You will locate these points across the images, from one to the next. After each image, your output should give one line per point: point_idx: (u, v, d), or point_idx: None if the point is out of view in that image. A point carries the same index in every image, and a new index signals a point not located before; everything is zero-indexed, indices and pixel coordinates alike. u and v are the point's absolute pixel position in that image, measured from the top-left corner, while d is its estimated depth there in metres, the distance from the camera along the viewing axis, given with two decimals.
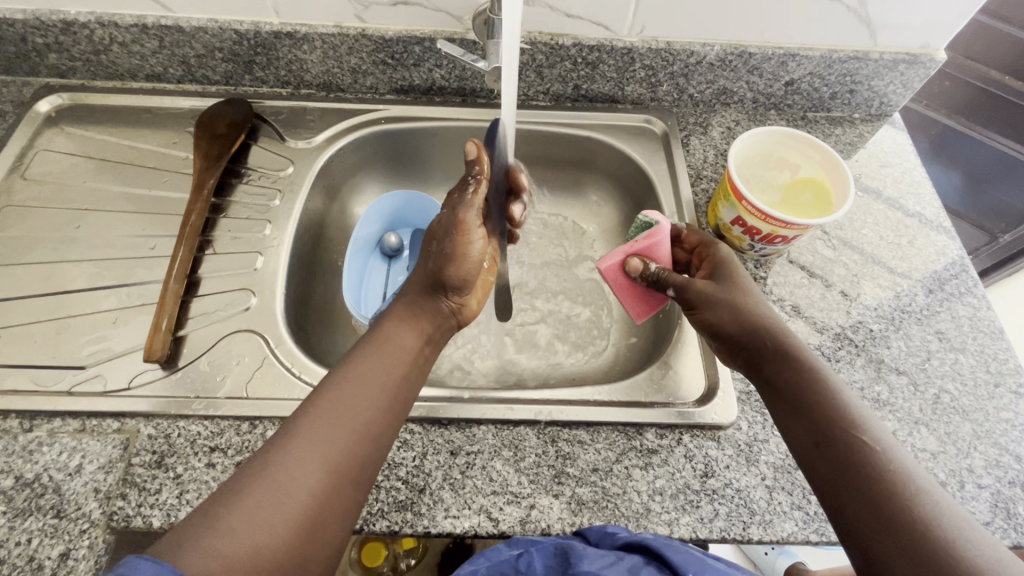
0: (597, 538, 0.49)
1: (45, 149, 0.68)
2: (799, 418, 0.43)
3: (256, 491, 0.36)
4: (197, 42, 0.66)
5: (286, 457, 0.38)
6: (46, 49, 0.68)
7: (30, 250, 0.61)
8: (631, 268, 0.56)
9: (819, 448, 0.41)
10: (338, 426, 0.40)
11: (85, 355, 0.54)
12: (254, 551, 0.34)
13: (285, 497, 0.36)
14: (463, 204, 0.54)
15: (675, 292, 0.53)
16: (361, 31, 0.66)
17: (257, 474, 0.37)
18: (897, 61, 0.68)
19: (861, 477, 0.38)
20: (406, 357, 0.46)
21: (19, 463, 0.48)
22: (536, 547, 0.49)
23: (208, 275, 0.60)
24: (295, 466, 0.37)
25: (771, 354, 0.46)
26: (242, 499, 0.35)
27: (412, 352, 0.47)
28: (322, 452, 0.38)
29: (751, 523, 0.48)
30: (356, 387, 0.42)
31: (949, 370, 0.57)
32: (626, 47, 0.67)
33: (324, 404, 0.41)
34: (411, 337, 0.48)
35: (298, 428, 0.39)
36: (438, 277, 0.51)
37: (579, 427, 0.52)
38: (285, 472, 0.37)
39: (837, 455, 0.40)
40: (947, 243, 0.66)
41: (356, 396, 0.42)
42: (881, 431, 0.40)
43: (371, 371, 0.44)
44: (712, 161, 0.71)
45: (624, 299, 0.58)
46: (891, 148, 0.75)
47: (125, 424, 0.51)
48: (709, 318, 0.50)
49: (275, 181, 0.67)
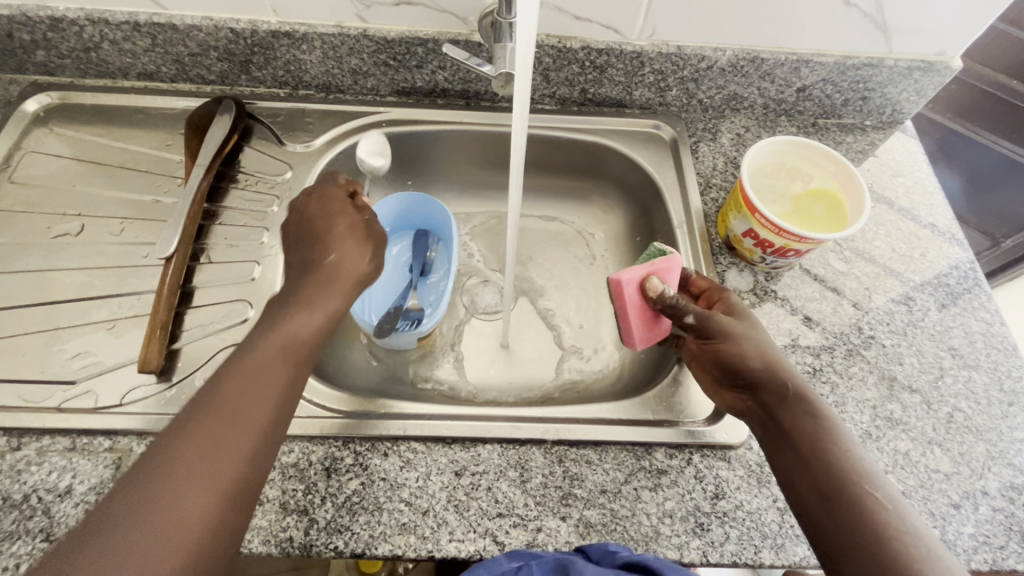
0: (599, 556, 0.44)
1: (32, 149, 0.66)
2: (804, 466, 0.42)
3: (149, 488, 0.36)
4: (192, 41, 0.64)
5: (155, 464, 0.37)
6: (32, 46, 0.65)
7: (15, 259, 0.58)
8: (652, 289, 0.52)
9: (822, 498, 0.40)
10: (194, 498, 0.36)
11: (75, 369, 0.52)
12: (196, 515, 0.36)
13: (181, 486, 0.37)
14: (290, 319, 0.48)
15: (694, 320, 0.51)
16: (363, 31, 0.63)
17: (167, 447, 0.38)
18: (912, 68, 0.67)
19: (865, 534, 0.37)
20: (271, 375, 0.43)
21: (6, 483, 0.46)
22: (535, 562, 0.42)
23: (202, 285, 0.58)
24: (186, 461, 0.38)
25: (786, 403, 0.44)
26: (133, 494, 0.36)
27: (274, 399, 0.43)
28: (213, 420, 0.40)
29: (763, 547, 0.47)
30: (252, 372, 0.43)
31: (962, 389, 0.56)
32: (636, 51, 0.65)
33: (198, 423, 0.40)
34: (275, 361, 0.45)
35: (137, 475, 0.37)
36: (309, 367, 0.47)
37: (586, 446, 0.51)
38: (170, 458, 0.38)
39: (841, 509, 0.38)
40: (959, 256, 0.65)
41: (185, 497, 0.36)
42: (892, 490, 0.39)
43: (238, 369, 0.43)
44: (722, 169, 0.70)
45: (631, 321, 0.55)
46: (903, 157, 0.73)
47: (117, 443, 0.49)
48: (720, 354, 0.49)
49: (272, 186, 0.65)
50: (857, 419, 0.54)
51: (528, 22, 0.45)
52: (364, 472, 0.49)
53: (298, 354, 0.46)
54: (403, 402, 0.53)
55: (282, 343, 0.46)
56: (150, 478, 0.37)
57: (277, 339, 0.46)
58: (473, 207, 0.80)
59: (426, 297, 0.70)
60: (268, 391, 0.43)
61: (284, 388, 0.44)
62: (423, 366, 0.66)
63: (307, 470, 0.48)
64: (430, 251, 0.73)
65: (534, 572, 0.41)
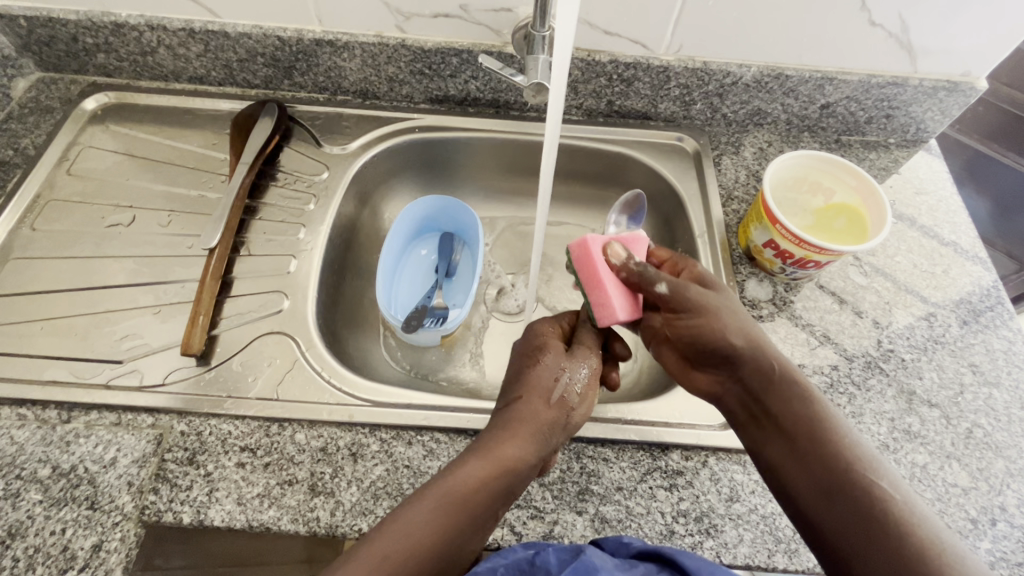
0: (613, 547, 0.45)
1: (88, 145, 0.70)
2: (810, 467, 0.42)
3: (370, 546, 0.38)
4: (241, 47, 0.68)
5: (410, 514, 0.40)
6: (95, 50, 0.70)
7: (70, 246, 0.62)
8: (615, 255, 0.52)
9: (832, 501, 0.40)
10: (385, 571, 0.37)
11: (122, 349, 0.55)
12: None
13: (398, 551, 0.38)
14: (555, 367, 0.49)
15: (668, 288, 0.49)
16: (401, 41, 0.66)
17: (406, 509, 0.40)
18: (937, 88, 0.67)
19: (870, 524, 0.38)
20: (497, 476, 0.42)
21: (55, 453, 0.49)
22: (550, 547, 0.43)
23: (241, 276, 0.61)
24: (401, 523, 0.39)
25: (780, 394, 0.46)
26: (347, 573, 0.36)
27: (490, 492, 0.42)
28: (432, 509, 0.40)
29: (776, 551, 0.48)
30: (486, 444, 0.44)
31: (982, 405, 0.56)
32: (662, 65, 0.67)
33: (429, 493, 0.41)
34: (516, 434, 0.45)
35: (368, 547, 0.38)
36: (563, 416, 0.47)
37: (604, 444, 0.53)
38: (393, 526, 0.39)
39: (843, 502, 0.40)
40: (982, 274, 0.65)
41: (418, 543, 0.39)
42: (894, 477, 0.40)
43: (489, 448, 0.44)
44: (744, 182, 0.71)
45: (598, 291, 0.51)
46: (926, 175, 0.74)
47: (158, 420, 0.52)
48: (697, 329, 0.48)
49: (309, 186, 0.69)
50: (875, 430, 0.54)
51: (565, 30, 0.50)
52: (388, 458, 0.51)
53: (546, 442, 0.46)
54: (427, 394, 0.55)
55: (548, 423, 0.46)
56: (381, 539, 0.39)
57: (530, 418, 0.46)
58: (497, 212, 0.82)
59: (450, 295, 0.73)
60: (501, 470, 0.43)
61: (501, 483, 0.42)
62: (446, 364, 0.68)
63: (335, 454, 0.50)
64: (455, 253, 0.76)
65: (549, 557, 0.42)
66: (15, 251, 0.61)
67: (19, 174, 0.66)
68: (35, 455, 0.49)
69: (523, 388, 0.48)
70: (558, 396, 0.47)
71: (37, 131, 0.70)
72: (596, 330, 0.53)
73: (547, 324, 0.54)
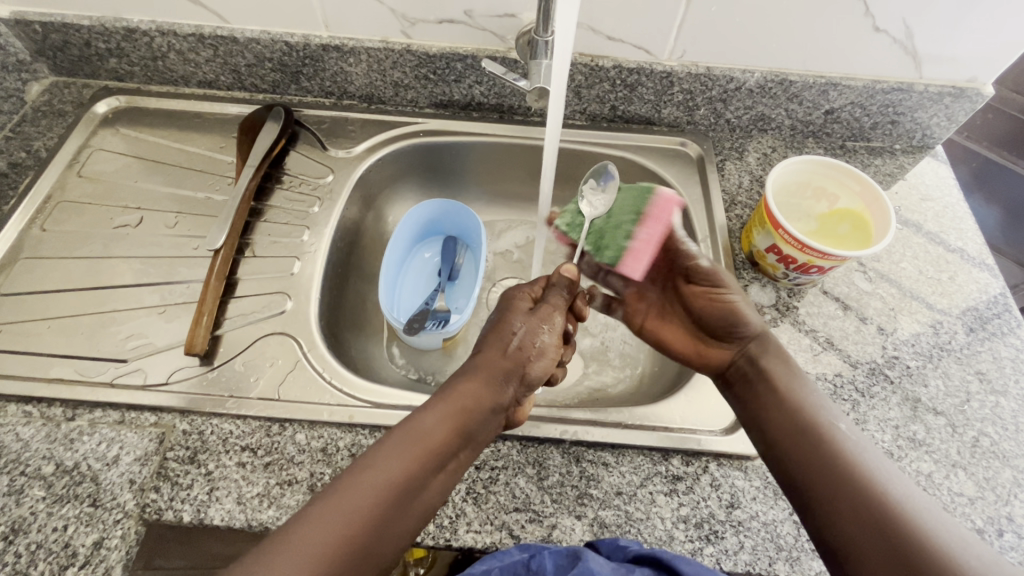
0: (608, 551, 0.46)
1: (98, 147, 0.71)
2: (822, 478, 0.42)
3: (345, 484, 0.39)
4: (249, 52, 0.69)
5: (378, 452, 0.41)
6: (107, 54, 0.71)
7: (79, 246, 0.63)
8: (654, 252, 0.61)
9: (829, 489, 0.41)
10: (356, 496, 0.39)
11: (127, 349, 0.56)
12: (341, 522, 0.37)
13: (365, 482, 0.39)
14: (528, 326, 0.50)
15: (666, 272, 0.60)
16: (406, 47, 0.67)
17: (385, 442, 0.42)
18: (942, 94, 0.67)
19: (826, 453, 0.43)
20: (461, 418, 0.44)
21: (59, 450, 0.50)
22: (547, 550, 0.44)
23: (245, 277, 0.62)
24: (378, 463, 0.40)
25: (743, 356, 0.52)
26: (315, 515, 0.38)
27: (450, 434, 0.43)
28: (395, 457, 0.41)
29: (777, 559, 0.47)
30: (455, 386, 0.46)
31: (990, 414, 0.55)
32: (666, 71, 0.67)
33: (402, 428, 0.43)
34: (474, 383, 0.46)
35: (345, 479, 0.40)
36: (518, 369, 0.48)
37: (603, 449, 0.52)
38: (369, 468, 0.40)
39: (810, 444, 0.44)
40: (989, 281, 0.65)
41: (382, 476, 0.40)
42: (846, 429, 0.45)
43: (454, 400, 0.45)
44: (748, 187, 0.71)
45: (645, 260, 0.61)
46: (932, 181, 0.73)
47: (161, 418, 0.52)
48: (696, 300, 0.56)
49: (314, 189, 0.69)
50: (879, 437, 0.53)
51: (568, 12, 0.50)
52: None
53: (501, 390, 0.47)
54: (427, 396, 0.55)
55: (505, 370, 0.47)
56: (354, 475, 0.40)
57: (488, 365, 0.47)
58: (501, 217, 0.83)
59: (452, 298, 0.73)
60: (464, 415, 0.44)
61: (462, 423, 0.44)
62: (447, 366, 0.68)
63: (334, 455, 0.51)
64: (458, 257, 0.76)
65: (545, 560, 0.43)
66: (24, 251, 0.62)
67: (31, 176, 0.68)
68: (39, 452, 0.50)
69: (484, 352, 0.49)
70: (518, 350, 0.49)
71: (49, 134, 0.72)
72: (565, 294, 0.55)
73: (521, 285, 0.55)
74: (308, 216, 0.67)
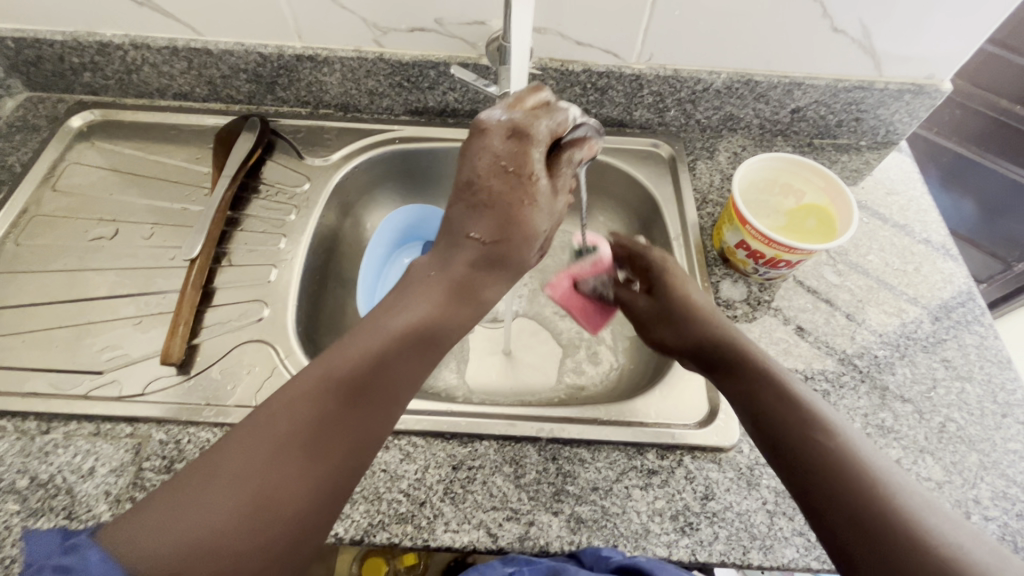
0: (591, 560, 0.51)
1: (73, 161, 0.71)
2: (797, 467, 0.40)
3: (276, 408, 0.37)
4: (224, 64, 0.70)
5: (314, 377, 0.39)
6: (81, 68, 0.71)
7: (53, 259, 0.63)
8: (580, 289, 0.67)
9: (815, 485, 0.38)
10: (280, 424, 0.37)
11: (103, 360, 0.56)
12: (262, 457, 0.35)
13: (291, 412, 0.37)
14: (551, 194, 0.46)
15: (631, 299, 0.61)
16: (379, 55, 0.68)
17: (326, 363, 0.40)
18: (902, 91, 0.69)
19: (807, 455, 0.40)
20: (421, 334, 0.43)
21: (34, 464, 0.50)
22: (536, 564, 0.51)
23: (222, 286, 0.62)
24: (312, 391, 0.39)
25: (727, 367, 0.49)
26: (249, 440, 0.36)
27: (404, 354, 0.42)
28: (371, 367, 0.40)
29: (751, 548, 0.48)
30: (427, 289, 0.44)
31: (956, 400, 0.56)
32: (634, 74, 0.69)
33: (352, 346, 0.41)
34: (453, 286, 0.44)
35: (276, 408, 0.38)
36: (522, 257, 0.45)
37: (580, 445, 0.53)
38: (303, 389, 0.39)
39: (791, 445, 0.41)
40: (954, 270, 0.66)
41: (315, 404, 0.38)
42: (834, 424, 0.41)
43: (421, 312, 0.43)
44: (719, 185, 0.73)
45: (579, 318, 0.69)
46: (897, 176, 0.75)
47: (137, 429, 0.52)
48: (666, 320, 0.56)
49: (291, 197, 0.70)
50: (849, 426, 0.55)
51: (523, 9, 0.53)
52: None
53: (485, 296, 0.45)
54: None
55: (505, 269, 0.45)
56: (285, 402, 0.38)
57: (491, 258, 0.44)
58: None
59: None
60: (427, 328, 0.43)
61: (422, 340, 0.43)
62: None
63: None
64: None
65: None
66: None
67: (6, 191, 0.68)
68: (13, 466, 0.50)
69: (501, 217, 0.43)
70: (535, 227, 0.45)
71: (24, 149, 0.72)
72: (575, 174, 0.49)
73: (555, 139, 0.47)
74: (286, 224, 0.68)
